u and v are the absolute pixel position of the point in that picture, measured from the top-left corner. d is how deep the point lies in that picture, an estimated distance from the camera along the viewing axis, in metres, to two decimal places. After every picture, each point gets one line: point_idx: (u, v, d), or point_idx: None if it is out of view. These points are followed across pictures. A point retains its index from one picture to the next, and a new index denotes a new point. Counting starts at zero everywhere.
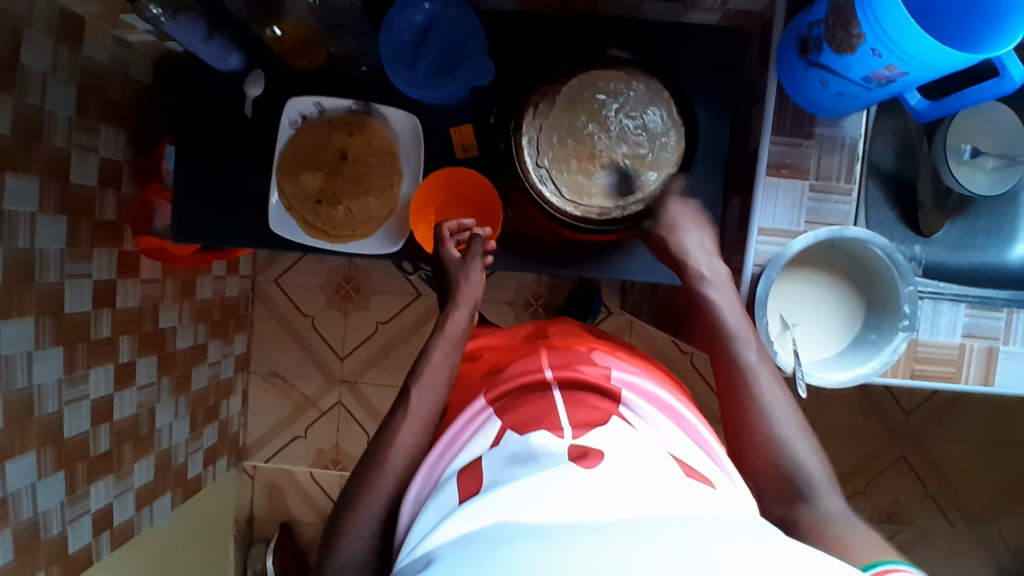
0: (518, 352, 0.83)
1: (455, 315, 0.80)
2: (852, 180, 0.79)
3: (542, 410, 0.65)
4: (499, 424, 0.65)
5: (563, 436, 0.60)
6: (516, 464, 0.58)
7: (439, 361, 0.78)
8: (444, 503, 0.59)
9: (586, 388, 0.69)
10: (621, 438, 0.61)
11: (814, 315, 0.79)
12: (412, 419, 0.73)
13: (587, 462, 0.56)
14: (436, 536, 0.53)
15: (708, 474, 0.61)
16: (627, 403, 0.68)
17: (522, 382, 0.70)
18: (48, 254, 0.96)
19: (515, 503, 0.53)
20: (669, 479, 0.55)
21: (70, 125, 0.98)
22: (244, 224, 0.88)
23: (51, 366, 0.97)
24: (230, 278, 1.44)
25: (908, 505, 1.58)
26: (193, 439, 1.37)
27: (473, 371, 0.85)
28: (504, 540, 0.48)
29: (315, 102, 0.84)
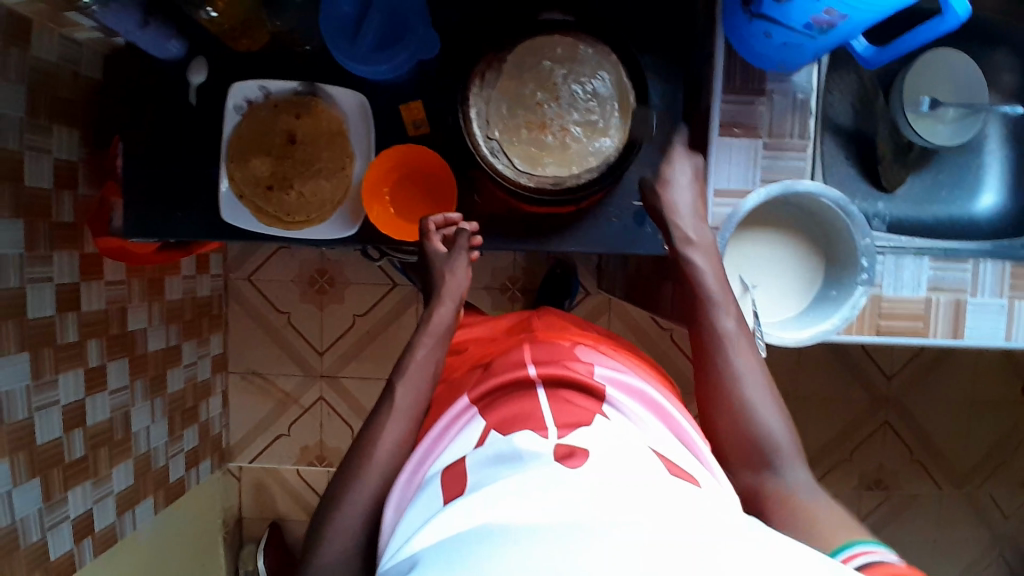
0: (500, 346, 0.81)
1: (438, 310, 0.80)
2: (807, 136, 0.78)
3: (523, 407, 0.64)
4: (483, 423, 0.64)
5: (548, 436, 0.58)
6: (501, 463, 0.56)
7: (424, 357, 0.77)
8: (428, 504, 0.57)
9: (568, 385, 0.67)
10: (606, 435, 0.59)
11: (774, 275, 0.78)
12: (398, 411, 0.72)
13: (571, 463, 0.54)
14: (419, 537, 0.50)
15: (694, 474, 0.59)
16: (611, 401, 0.66)
17: (506, 379, 0.68)
18: (6, 258, 0.94)
19: (498, 499, 0.51)
20: (658, 479, 0.52)
21: (19, 125, 0.96)
22: (197, 216, 0.86)
23: (17, 372, 0.96)
24: (201, 278, 1.43)
25: (896, 469, 1.58)
26: (173, 442, 1.36)
27: (455, 366, 0.83)
28: (488, 540, 0.46)
29: (260, 85, 0.82)
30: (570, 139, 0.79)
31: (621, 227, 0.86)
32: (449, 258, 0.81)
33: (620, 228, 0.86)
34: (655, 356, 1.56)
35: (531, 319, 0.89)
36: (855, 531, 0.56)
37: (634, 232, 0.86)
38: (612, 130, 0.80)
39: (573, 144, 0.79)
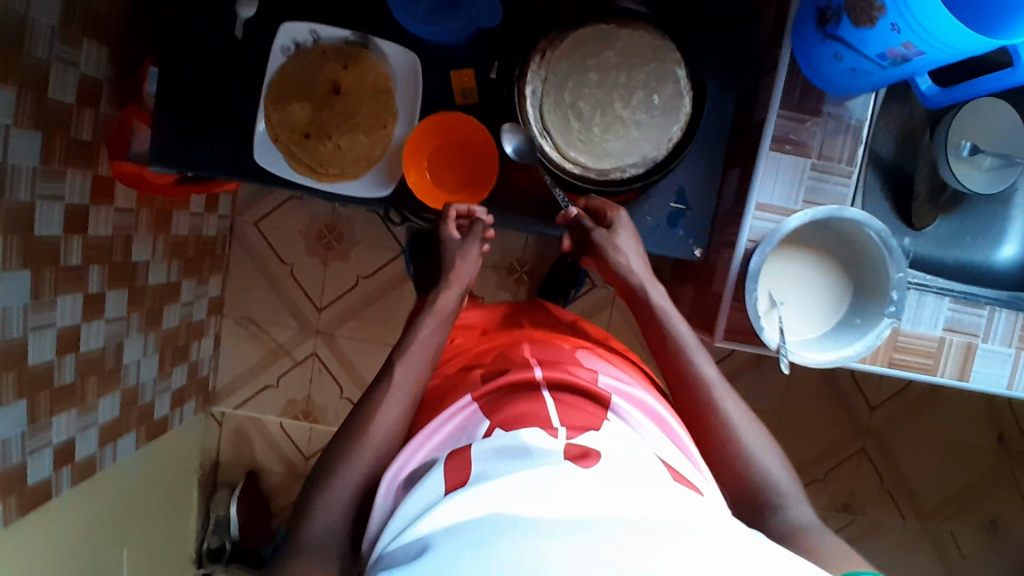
0: (495, 340, 0.80)
1: (444, 294, 0.78)
2: (854, 163, 0.78)
3: (522, 411, 0.62)
4: (488, 420, 0.63)
5: (556, 436, 0.58)
6: (505, 458, 0.56)
7: (428, 336, 0.76)
8: (429, 491, 0.56)
9: (572, 391, 0.66)
10: (614, 442, 0.58)
11: (801, 296, 0.78)
12: (395, 391, 0.71)
13: (585, 463, 0.54)
14: (427, 521, 0.50)
15: (696, 482, 0.59)
16: (616, 409, 0.65)
17: (511, 380, 0.67)
18: (20, 170, 0.90)
19: (515, 492, 0.50)
20: (667, 487, 0.53)
21: (52, 35, 0.92)
22: (226, 154, 0.83)
23: (18, 290, 0.92)
24: (208, 217, 1.39)
25: (864, 497, 1.63)
26: (161, 379, 1.34)
27: (452, 354, 0.82)
28: (503, 538, 0.46)
29: (310, 29, 0.80)
30: (613, 134, 0.78)
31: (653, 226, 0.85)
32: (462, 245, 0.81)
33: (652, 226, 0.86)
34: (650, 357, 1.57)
35: (521, 312, 0.92)
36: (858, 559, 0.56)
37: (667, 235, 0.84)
38: (666, 126, 0.78)
39: (613, 138, 0.78)
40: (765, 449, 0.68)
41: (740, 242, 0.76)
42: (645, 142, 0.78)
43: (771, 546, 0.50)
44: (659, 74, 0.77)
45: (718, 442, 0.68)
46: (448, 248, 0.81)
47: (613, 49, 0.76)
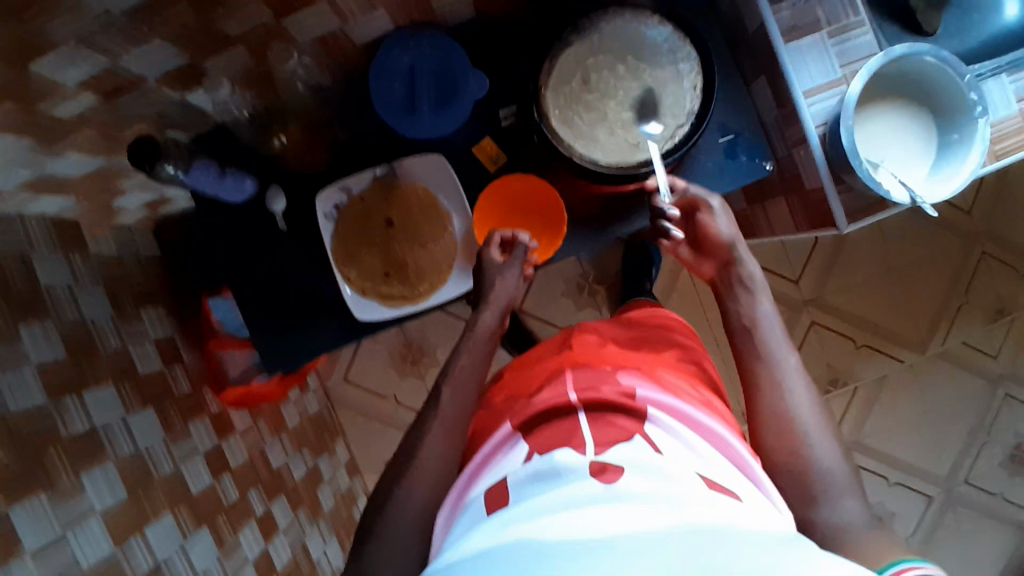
0: (540, 374, 0.80)
1: (482, 316, 0.80)
2: (860, 12, 0.79)
3: (562, 433, 0.64)
4: (527, 445, 0.64)
5: (586, 453, 0.60)
6: (540, 479, 0.57)
7: (469, 360, 0.78)
8: (472, 521, 0.58)
9: (613, 408, 0.66)
10: (648, 455, 0.59)
11: (890, 147, 0.78)
12: (444, 419, 0.73)
13: (606, 478, 0.55)
14: (466, 547, 0.52)
15: (738, 488, 0.58)
16: (654, 419, 0.65)
17: (547, 410, 0.68)
18: (154, 447, 0.94)
19: (537, 513, 0.52)
20: (699, 488, 0.54)
21: (114, 322, 0.97)
22: (324, 329, 0.87)
23: (205, 550, 0.95)
24: (306, 396, 1.43)
25: (1014, 294, 1.57)
26: (348, 557, 1.35)
27: (504, 386, 0.83)
28: (533, 552, 0.47)
29: (341, 187, 0.84)
30: (649, 109, 0.79)
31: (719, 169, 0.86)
32: (503, 267, 0.82)
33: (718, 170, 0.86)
34: None
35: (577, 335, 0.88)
36: (898, 555, 0.54)
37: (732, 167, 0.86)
38: (682, 80, 0.79)
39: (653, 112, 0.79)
40: (824, 441, 0.66)
41: (810, 135, 0.78)
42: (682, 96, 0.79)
43: (790, 550, 0.46)
44: (654, 40, 0.79)
45: (784, 429, 0.68)
46: (484, 271, 0.81)
47: (602, 45, 0.80)
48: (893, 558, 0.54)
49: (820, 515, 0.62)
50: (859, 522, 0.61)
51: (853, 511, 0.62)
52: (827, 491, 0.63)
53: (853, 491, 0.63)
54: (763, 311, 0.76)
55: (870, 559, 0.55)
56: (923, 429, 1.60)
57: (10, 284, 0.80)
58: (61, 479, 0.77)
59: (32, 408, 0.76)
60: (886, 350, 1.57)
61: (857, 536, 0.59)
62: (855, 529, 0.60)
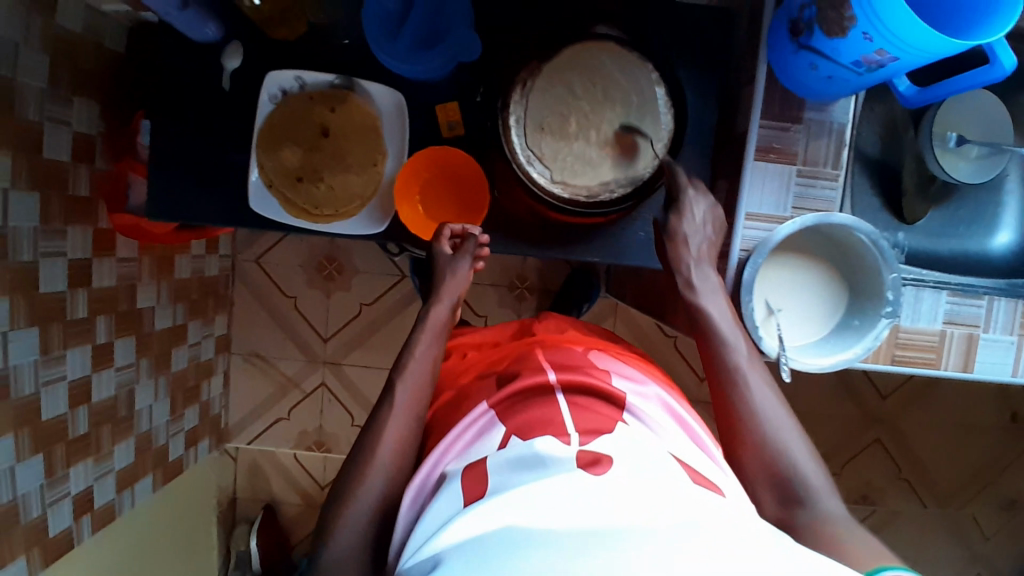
0: (509, 353, 0.82)
1: (435, 309, 0.79)
2: (839, 166, 0.79)
3: (544, 414, 0.65)
4: (505, 428, 0.65)
5: (570, 443, 0.60)
6: (521, 467, 0.58)
7: (423, 353, 0.77)
8: (449, 501, 0.59)
9: (587, 394, 0.68)
10: (624, 443, 0.60)
11: (798, 301, 0.79)
12: (399, 410, 0.72)
13: (598, 469, 0.56)
14: (442, 537, 0.53)
15: (712, 477, 0.62)
16: (631, 410, 0.68)
17: (526, 385, 0.70)
18: (21, 231, 0.93)
19: (516, 502, 0.53)
20: (680, 482, 0.56)
21: (41, 98, 0.95)
22: (220, 202, 0.85)
23: (26, 348, 0.95)
24: (209, 258, 1.41)
25: (882, 486, 1.62)
26: (174, 420, 1.35)
27: (459, 370, 0.85)
28: (511, 539, 0.49)
29: (295, 75, 0.82)
30: (611, 156, 0.79)
31: (646, 243, 0.86)
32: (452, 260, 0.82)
33: (645, 243, 0.86)
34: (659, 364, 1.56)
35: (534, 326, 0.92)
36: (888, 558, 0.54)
37: None
38: (647, 147, 0.79)
39: (613, 160, 0.79)
40: (803, 448, 0.66)
41: (732, 254, 0.77)
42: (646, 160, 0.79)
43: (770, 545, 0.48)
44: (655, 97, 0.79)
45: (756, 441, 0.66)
46: (438, 267, 0.81)
47: (602, 73, 0.77)
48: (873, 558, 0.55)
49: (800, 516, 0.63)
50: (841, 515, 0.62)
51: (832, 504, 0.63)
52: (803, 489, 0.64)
53: (830, 487, 0.64)
54: (728, 323, 0.72)
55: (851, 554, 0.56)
56: None
57: None
58: None
59: None
60: None
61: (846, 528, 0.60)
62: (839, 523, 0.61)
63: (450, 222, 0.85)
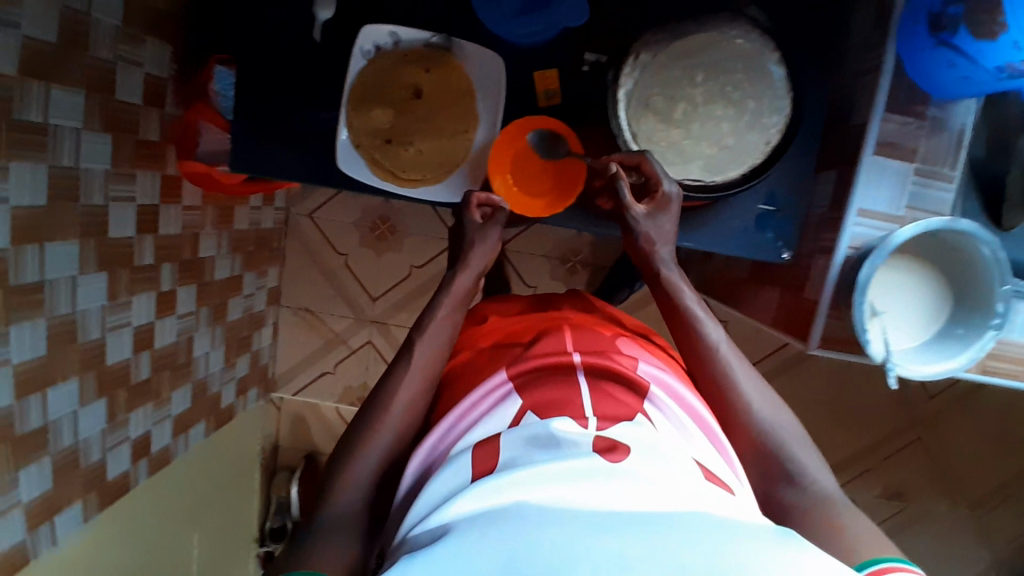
0: (531, 324, 0.79)
1: (460, 277, 0.78)
2: (956, 167, 0.76)
3: (560, 395, 0.63)
4: (520, 403, 0.63)
5: (587, 427, 0.58)
6: (536, 447, 0.56)
7: (445, 318, 0.76)
8: (458, 472, 0.57)
9: (612, 378, 0.66)
10: (645, 434, 0.58)
11: (899, 305, 0.76)
12: (416, 369, 0.72)
13: (613, 457, 0.54)
14: (452, 509, 0.51)
15: (728, 481, 0.59)
16: (653, 398, 0.65)
17: (549, 362, 0.67)
18: (93, 174, 0.91)
19: (525, 483, 0.51)
20: (698, 483, 0.53)
21: (116, 35, 0.92)
22: (304, 160, 0.82)
23: (94, 293, 0.94)
24: (265, 210, 1.40)
25: (918, 485, 1.61)
26: (227, 369, 1.37)
27: (479, 333, 0.83)
28: (526, 518, 0.47)
29: (391, 31, 0.78)
30: (727, 139, 0.72)
31: (743, 231, 0.80)
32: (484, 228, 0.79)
33: (742, 232, 0.80)
34: None
35: (557, 300, 0.89)
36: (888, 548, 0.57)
37: (756, 237, 0.81)
38: (761, 133, 0.72)
39: (731, 145, 0.72)
40: (790, 431, 0.69)
41: (839, 249, 0.74)
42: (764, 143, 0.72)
43: (787, 550, 0.45)
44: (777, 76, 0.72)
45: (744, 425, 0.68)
46: (468, 236, 0.79)
47: (722, 47, 0.71)
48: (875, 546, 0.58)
49: (790, 492, 0.65)
50: (830, 489, 0.65)
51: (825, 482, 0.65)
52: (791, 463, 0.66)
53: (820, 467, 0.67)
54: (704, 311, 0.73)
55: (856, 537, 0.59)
56: None
57: None
58: None
59: None
60: None
61: (835, 504, 0.63)
62: (830, 497, 0.64)
63: (538, 202, 0.82)
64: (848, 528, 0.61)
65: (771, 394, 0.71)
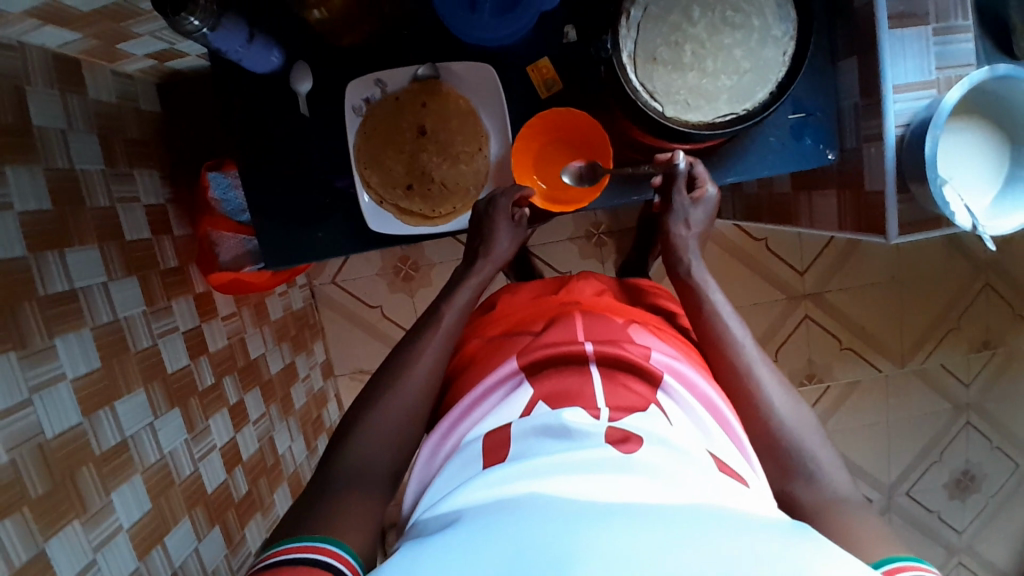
0: (537, 314, 0.78)
1: (475, 273, 0.76)
2: (969, 15, 0.73)
3: (576, 387, 0.62)
4: (530, 393, 0.63)
5: (599, 418, 0.57)
6: (549, 435, 0.55)
7: (457, 306, 0.74)
8: (470, 467, 0.56)
9: (622, 366, 0.65)
10: (657, 424, 0.57)
11: (962, 166, 0.74)
12: (436, 346, 0.71)
13: (626, 448, 0.53)
14: (464, 498, 0.50)
15: (742, 471, 0.58)
16: (665, 388, 0.64)
17: (562, 354, 0.66)
18: (134, 320, 0.90)
19: (535, 473, 0.50)
20: (706, 471, 0.52)
21: (105, 179, 0.91)
22: (331, 231, 0.81)
23: (174, 430, 0.94)
24: (292, 291, 1.39)
25: (1000, 329, 1.59)
26: (311, 454, 1.36)
27: (489, 321, 0.83)
28: (533, 510, 0.45)
29: (376, 80, 0.76)
30: (743, 64, 0.70)
31: (781, 147, 0.80)
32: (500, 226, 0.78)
33: (780, 147, 0.80)
34: (756, 270, 1.51)
35: (573, 281, 0.87)
36: (899, 548, 0.53)
37: (795, 149, 0.80)
38: (775, 46, 0.70)
39: (750, 67, 0.70)
40: (809, 428, 0.66)
41: (889, 131, 0.72)
42: (785, 53, 0.70)
43: (794, 550, 0.42)
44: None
45: (757, 412, 0.66)
46: (492, 224, 0.76)
47: None
48: (884, 543, 0.53)
49: (803, 488, 0.61)
50: (846, 492, 0.61)
51: (838, 482, 0.62)
52: (807, 458, 0.63)
53: (835, 463, 0.63)
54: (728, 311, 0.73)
55: (865, 535, 0.55)
56: (885, 438, 1.61)
57: (4, 119, 0.75)
58: (35, 340, 0.73)
59: (10, 259, 0.72)
60: (868, 356, 1.57)
61: (851, 507, 0.59)
62: (845, 499, 0.60)
63: (573, 190, 0.81)
64: (860, 525, 0.57)
65: (793, 393, 0.69)
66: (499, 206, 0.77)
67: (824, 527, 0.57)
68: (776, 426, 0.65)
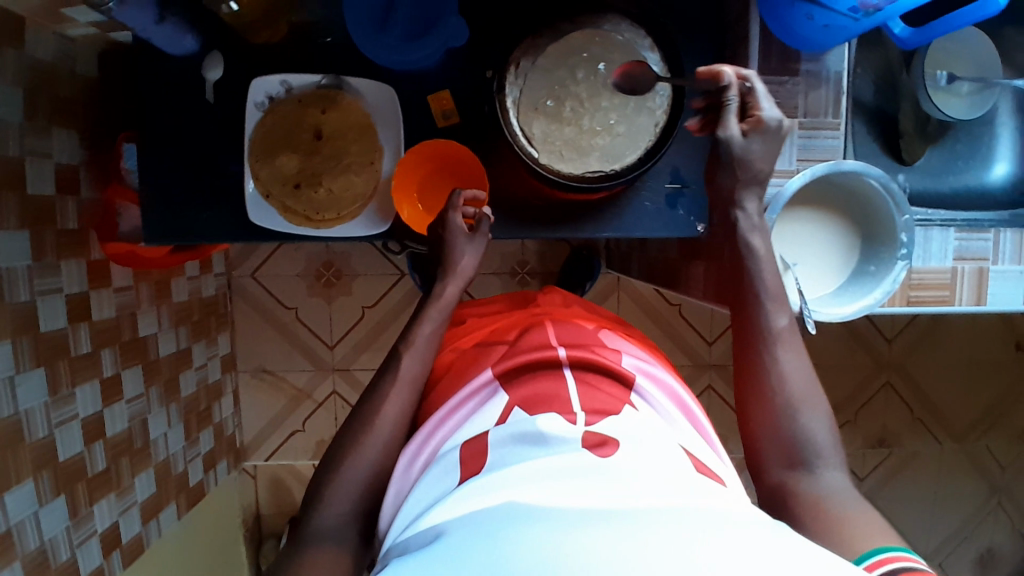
0: (512, 324, 0.79)
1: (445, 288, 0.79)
2: (840, 115, 0.81)
3: (550, 389, 0.64)
4: (506, 399, 0.64)
5: (576, 423, 0.58)
6: (524, 445, 0.56)
7: (431, 328, 0.77)
8: (447, 477, 0.57)
9: (596, 369, 0.67)
10: (630, 425, 0.59)
11: (810, 254, 0.81)
12: (402, 381, 0.72)
13: (603, 451, 0.54)
14: (442, 512, 0.50)
15: (717, 470, 0.60)
16: (640, 391, 0.67)
17: (531, 360, 0.68)
18: (15, 271, 0.90)
19: (510, 482, 0.51)
20: (684, 470, 0.54)
21: (19, 131, 0.91)
22: (219, 217, 0.83)
23: (36, 389, 0.92)
24: (205, 278, 1.39)
25: (897, 429, 1.64)
26: (191, 445, 1.34)
27: (460, 334, 0.84)
28: (505, 516, 0.45)
29: (282, 80, 0.80)
30: (615, 129, 0.76)
31: (656, 211, 0.84)
32: (465, 240, 0.79)
33: (656, 212, 0.84)
34: (667, 333, 1.56)
35: (538, 296, 0.90)
36: (889, 536, 0.55)
37: (668, 216, 0.84)
38: (649, 116, 0.77)
39: (623, 132, 0.76)
40: (819, 421, 0.66)
41: None
42: (654, 125, 0.77)
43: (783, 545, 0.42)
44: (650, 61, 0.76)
45: (768, 394, 0.67)
46: (451, 243, 0.78)
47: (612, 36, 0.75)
48: (875, 536, 0.56)
49: (800, 482, 0.64)
50: (844, 488, 0.63)
51: (834, 477, 0.63)
52: (812, 455, 0.65)
53: (836, 456, 0.65)
54: (771, 291, 0.72)
55: (861, 532, 0.57)
56: None
57: None
58: None
59: None
60: None
61: (844, 503, 0.61)
62: (841, 494, 0.62)
63: None
64: (851, 519, 0.59)
65: (817, 387, 0.69)
66: (453, 222, 0.79)
67: (819, 521, 0.60)
68: (781, 419, 0.66)
